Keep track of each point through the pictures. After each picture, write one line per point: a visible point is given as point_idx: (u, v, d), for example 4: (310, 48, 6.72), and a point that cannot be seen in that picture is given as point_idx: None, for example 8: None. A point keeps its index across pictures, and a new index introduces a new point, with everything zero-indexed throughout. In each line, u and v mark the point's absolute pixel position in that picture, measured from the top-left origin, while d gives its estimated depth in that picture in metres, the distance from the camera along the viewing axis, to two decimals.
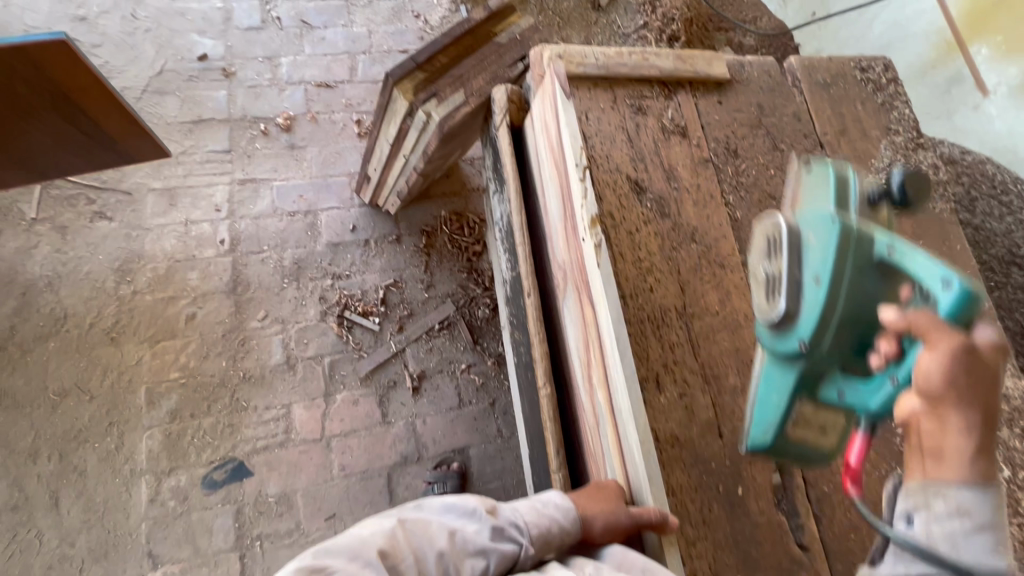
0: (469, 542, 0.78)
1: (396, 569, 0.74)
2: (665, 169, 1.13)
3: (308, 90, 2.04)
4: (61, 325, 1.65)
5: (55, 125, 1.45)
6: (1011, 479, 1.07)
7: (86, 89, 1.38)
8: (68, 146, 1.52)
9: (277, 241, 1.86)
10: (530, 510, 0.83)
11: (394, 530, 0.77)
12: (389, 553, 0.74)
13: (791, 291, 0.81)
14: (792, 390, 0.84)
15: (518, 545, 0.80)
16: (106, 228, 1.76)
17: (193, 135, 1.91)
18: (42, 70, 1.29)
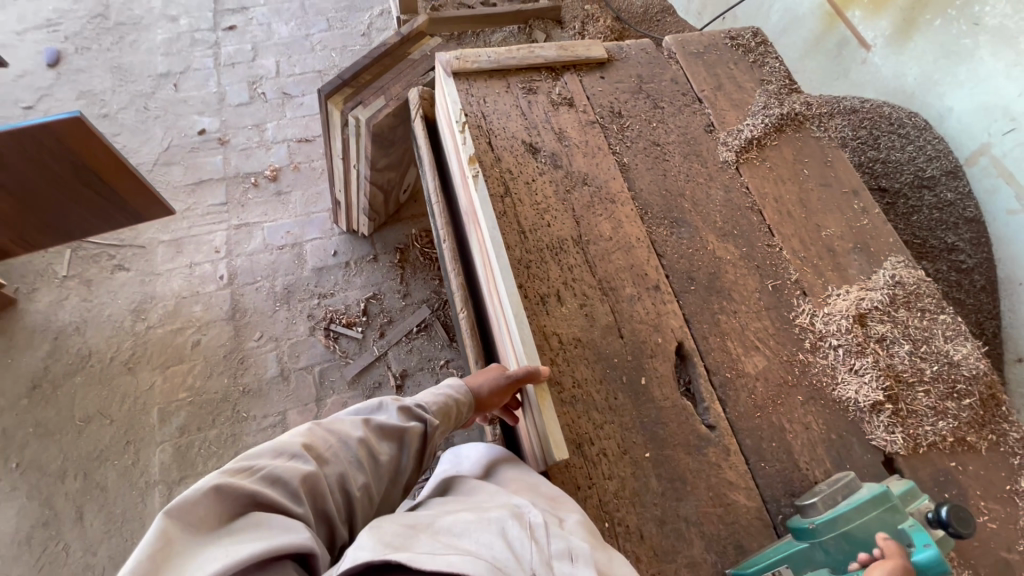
0: (384, 425, 0.92)
1: (322, 458, 0.82)
2: (557, 132, 1.33)
3: (290, 146, 2.38)
4: (86, 361, 1.90)
5: (77, 190, 1.75)
6: (910, 352, 1.13)
7: (100, 157, 1.67)
8: (88, 207, 1.83)
9: (268, 271, 2.12)
10: (429, 397, 1.03)
11: (311, 432, 0.85)
12: (312, 446, 0.82)
13: (822, 496, 0.93)
14: (785, 556, 0.89)
15: (425, 421, 0.97)
16: (124, 277, 2.05)
17: (196, 193, 2.24)
18: (62, 144, 1.59)
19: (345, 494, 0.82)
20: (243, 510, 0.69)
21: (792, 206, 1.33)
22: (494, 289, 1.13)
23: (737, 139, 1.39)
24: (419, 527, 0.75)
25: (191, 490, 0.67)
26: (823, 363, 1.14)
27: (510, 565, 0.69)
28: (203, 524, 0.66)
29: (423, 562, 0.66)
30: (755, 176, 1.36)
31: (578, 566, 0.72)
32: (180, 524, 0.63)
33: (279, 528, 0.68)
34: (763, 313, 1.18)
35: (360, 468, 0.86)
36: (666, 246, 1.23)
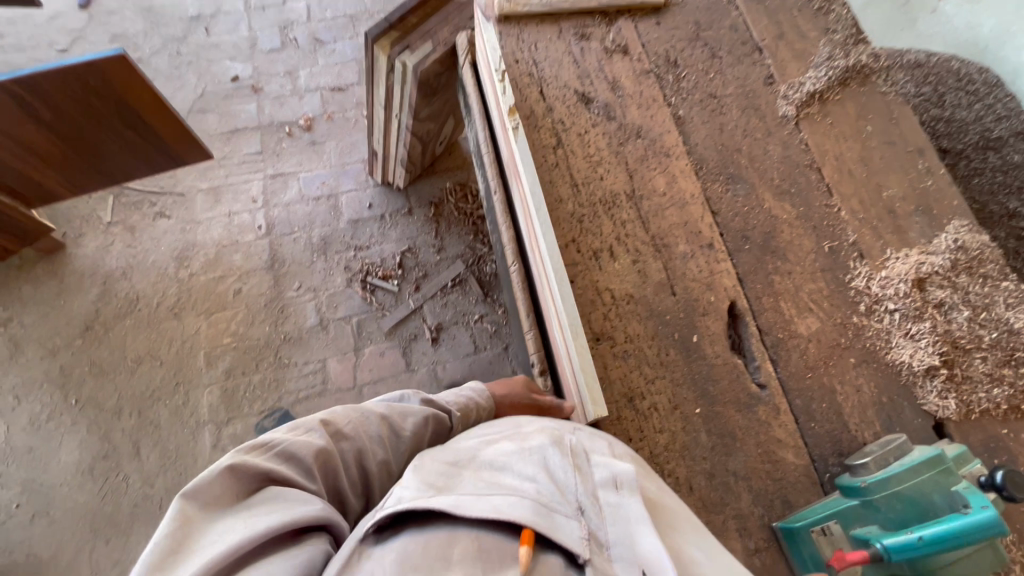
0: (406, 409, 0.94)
1: (341, 433, 0.86)
2: (610, 82, 1.28)
3: (323, 94, 2.34)
4: (134, 306, 1.96)
5: (122, 132, 1.76)
6: (969, 318, 1.09)
7: (142, 97, 1.67)
8: (131, 149, 1.84)
9: (305, 222, 2.13)
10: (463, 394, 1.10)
11: (331, 413, 0.88)
12: (331, 423, 0.86)
13: (873, 457, 0.94)
14: (835, 511, 0.91)
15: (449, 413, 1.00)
16: (166, 224, 2.08)
17: (231, 142, 2.23)
18: (108, 83, 1.58)
19: (359, 468, 0.85)
20: (258, 488, 0.73)
21: (853, 165, 1.27)
22: (535, 246, 1.12)
23: (798, 92, 1.32)
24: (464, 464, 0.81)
25: (206, 473, 0.70)
26: (878, 326, 1.12)
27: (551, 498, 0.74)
28: (219, 502, 0.70)
29: (468, 506, 0.71)
30: (815, 133, 1.30)
31: (621, 494, 0.76)
32: (198, 503, 0.68)
33: (294, 504, 0.72)
34: (819, 275, 1.16)
35: (379, 443, 0.89)
36: (721, 203, 1.20)
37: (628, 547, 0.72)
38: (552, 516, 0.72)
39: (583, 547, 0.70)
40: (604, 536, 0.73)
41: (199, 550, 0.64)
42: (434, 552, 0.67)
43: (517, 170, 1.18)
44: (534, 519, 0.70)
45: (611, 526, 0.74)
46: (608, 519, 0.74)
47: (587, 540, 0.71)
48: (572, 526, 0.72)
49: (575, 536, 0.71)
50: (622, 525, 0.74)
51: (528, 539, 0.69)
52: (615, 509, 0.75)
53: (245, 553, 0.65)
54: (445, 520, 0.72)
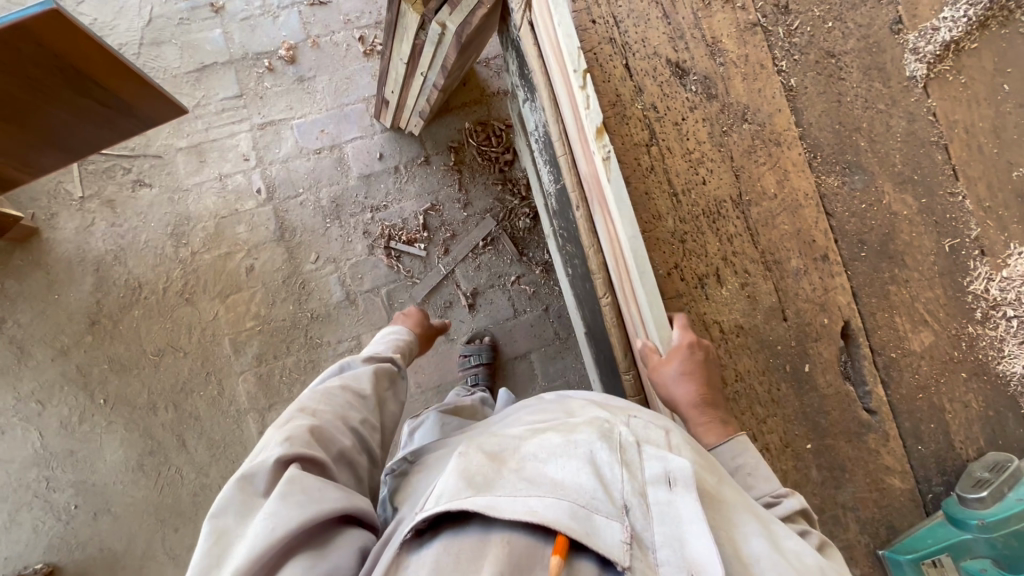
0: (357, 373, 0.99)
1: (315, 411, 0.84)
2: (709, 44, 1.02)
3: (302, 12, 1.92)
4: (139, 293, 1.78)
5: (76, 101, 1.41)
6: None
7: (93, 61, 1.30)
8: (88, 117, 1.50)
9: (310, 182, 1.87)
10: (382, 347, 1.18)
11: (298, 404, 0.87)
12: (305, 408, 0.85)
13: (990, 490, 0.93)
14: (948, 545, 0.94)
15: (392, 362, 1.09)
16: (149, 195, 1.81)
17: (202, 84, 1.86)
18: (46, 49, 1.21)
19: (351, 431, 0.84)
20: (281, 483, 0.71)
21: (984, 137, 1.09)
22: (628, 301, 0.94)
23: (932, 43, 1.08)
24: (500, 451, 0.68)
25: (224, 489, 0.69)
26: (992, 335, 1.05)
27: (599, 501, 0.62)
28: (251, 508, 0.68)
29: (503, 508, 0.60)
30: (945, 97, 1.09)
31: (677, 490, 0.65)
32: (229, 517, 0.67)
33: (310, 490, 0.68)
34: (937, 280, 1.05)
35: (353, 407, 0.89)
36: (836, 201, 1.03)
37: (678, 553, 0.61)
38: (593, 518, 0.60)
39: (623, 554, 0.59)
40: (652, 539, 0.62)
41: (231, 562, 0.62)
42: (460, 566, 0.57)
43: (602, 206, 0.92)
44: (574, 526, 0.59)
45: (660, 528, 0.63)
46: (658, 521, 0.63)
47: (630, 546, 0.60)
48: (615, 528, 0.61)
49: (617, 542, 0.60)
50: (674, 526, 0.63)
51: (561, 548, 0.58)
52: (668, 508, 0.64)
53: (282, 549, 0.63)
54: (474, 525, 0.61)
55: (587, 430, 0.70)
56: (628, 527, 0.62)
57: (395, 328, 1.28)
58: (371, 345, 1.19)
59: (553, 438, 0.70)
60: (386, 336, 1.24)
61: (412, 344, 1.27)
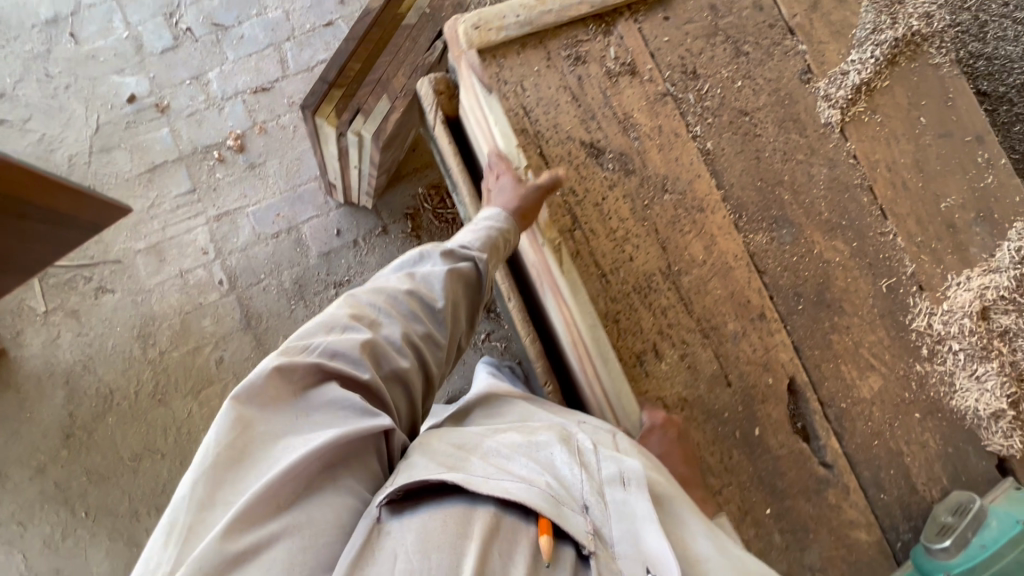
0: (425, 275, 0.92)
1: (371, 322, 0.85)
2: (621, 120, 1.04)
3: (246, 100, 1.95)
4: (111, 400, 1.78)
5: (10, 227, 1.41)
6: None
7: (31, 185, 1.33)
8: (36, 239, 1.52)
9: (271, 266, 1.89)
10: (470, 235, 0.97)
11: (353, 301, 0.87)
12: (360, 315, 0.85)
13: (955, 538, 0.92)
14: None
15: (472, 260, 0.95)
16: (112, 300, 1.82)
17: (155, 183, 1.89)
18: None
19: (410, 348, 0.87)
20: (310, 386, 0.77)
21: (907, 173, 1.10)
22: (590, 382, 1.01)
23: (842, 88, 1.10)
24: (469, 447, 0.78)
25: (258, 373, 0.73)
26: (940, 370, 1.04)
27: (561, 490, 0.72)
28: (274, 402, 0.74)
29: (480, 484, 0.68)
30: (864, 138, 1.10)
31: (631, 490, 0.73)
32: (253, 409, 0.71)
33: (346, 411, 0.76)
34: (878, 322, 1.05)
35: (415, 320, 0.89)
36: (766, 258, 1.04)
37: (632, 545, 0.68)
38: (560, 504, 0.70)
39: (588, 539, 0.68)
40: (609, 533, 0.70)
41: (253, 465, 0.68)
42: (448, 531, 0.64)
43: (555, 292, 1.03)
44: (546, 504, 0.68)
45: (616, 524, 0.71)
46: (613, 518, 0.71)
47: (592, 535, 0.69)
48: (578, 519, 0.70)
49: (582, 530, 0.69)
50: (628, 521, 0.70)
51: (546, 527, 0.67)
52: (622, 506, 0.72)
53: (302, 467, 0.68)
54: (459, 502, 0.68)
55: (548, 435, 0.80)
56: (588, 521, 0.70)
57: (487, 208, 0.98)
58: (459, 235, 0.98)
59: (515, 440, 0.80)
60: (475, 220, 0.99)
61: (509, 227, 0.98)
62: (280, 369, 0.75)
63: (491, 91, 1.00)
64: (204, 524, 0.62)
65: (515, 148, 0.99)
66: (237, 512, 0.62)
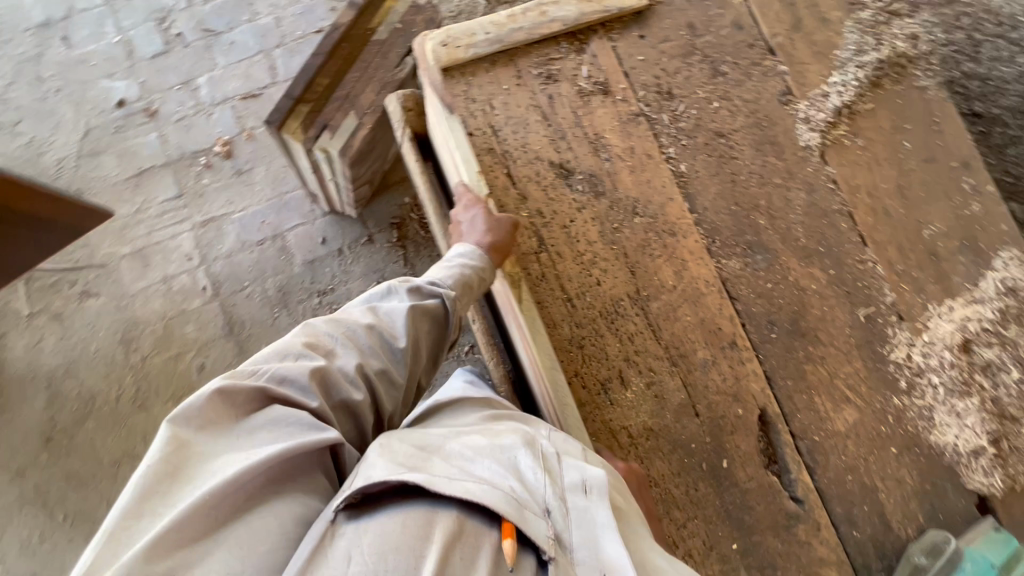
0: (390, 310, 0.89)
1: (328, 352, 0.81)
2: (592, 140, 1.02)
3: (235, 106, 1.95)
4: (92, 404, 1.78)
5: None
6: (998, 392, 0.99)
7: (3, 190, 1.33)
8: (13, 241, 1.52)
9: (255, 273, 1.88)
10: (445, 270, 0.96)
11: (310, 330, 0.83)
12: (315, 344, 0.81)
13: None
14: None
15: (440, 298, 0.93)
16: (96, 305, 1.82)
17: (142, 188, 1.89)
18: None
19: (366, 382, 0.82)
20: (252, 413, 0.71)
21: (889, 199, 1.07)
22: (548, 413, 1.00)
23: (823, 111, 1.07)
24: (430, 446, 0.73)
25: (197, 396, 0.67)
26: (920, 404, 1.00)
27: (524, 494, 0.68)
28: (212, 422, 0.67)
29: (442, 485, 0.64)
30: (844, 163, 1.07)
31: (593, 498, 0.72)
32: (192, 426, 0.66)
33: (294, 426, 0.72)
34: (855, 353, 1.01)
35: (373, 353, 0.85)
36: (739, 284, 1.01)
37: (591, 553, 0.67)
38: (523, 508, 0.67)
39: (549, 544, 0.66)
40: (569, 539, 0.68)
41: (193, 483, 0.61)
42: (409, 537, 0.60)
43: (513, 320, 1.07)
44: (510, 509, 0.65)
45: (576, 530, 0.69)
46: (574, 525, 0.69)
47: (553, 540, 0.66)
48: (540, 524, 0.67)
49: (543, 535, 0.66)
50: (588, 529, 0.69)
51: (509, 532, 0.64)
52: (584, 513, 0.71)
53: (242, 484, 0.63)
54: (421, 505, 0.64)
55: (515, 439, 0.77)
56: (550, 526, 0.68)
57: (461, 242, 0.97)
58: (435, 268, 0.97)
59: (482, 442, 0.76)
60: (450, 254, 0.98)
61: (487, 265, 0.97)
62: (222, 391, 0.69)
63: (452, 109, 0.99)
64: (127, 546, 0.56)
65: (478, 175, 0.98)
66: (164, 529, 0.57)
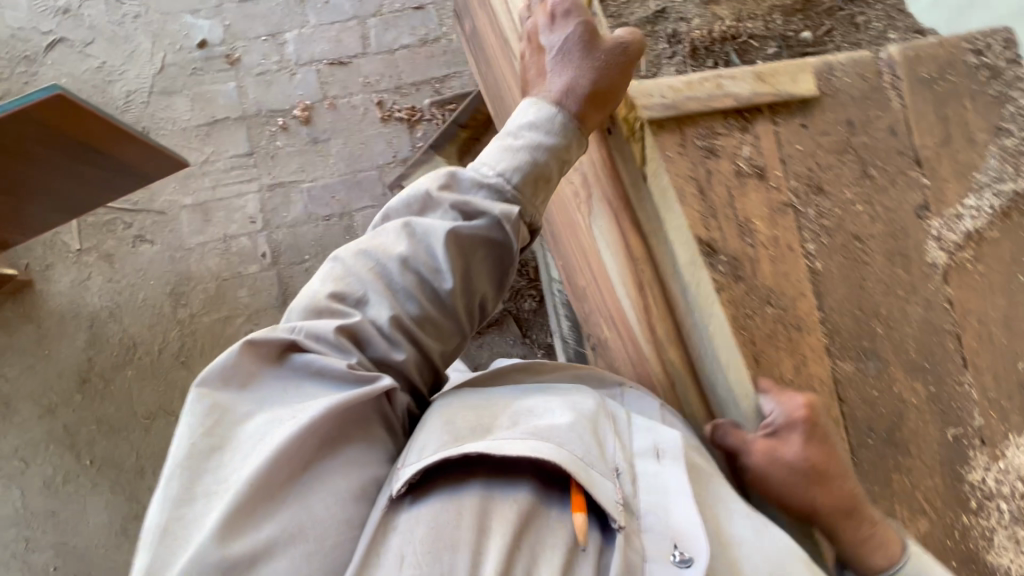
0: (425, 230, 0.84)
1: (359, 300, 0.80)
2: (740, 223, 1.02)
3: (320, 71, 1.87)
4: (133, 353, 1.74)
5: (51, 158, 1.35)
6: None
7: (97, 134, 1.31)
8: (97, 184, 1.51)
9: (317, 249, 1.83)
10: (501, 158, 0.89)
11: (341, 273, 0.82)
12: (344, 292, 0.80)
13: None
14: None
15: (489, 216, 0.86)
16: (150, 252, 1.77)
17: (212, 139, 1.81)
18: (52, 128, 1.24)
19: (402, 334, 0.80)
20: (284, 362, 0.73)
21: (997, 327, 1.10)
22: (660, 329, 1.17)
23: (954, 232, 1.10)
24: (492, 407, 0.74)
25: (223, 355, 0.69)
26: (984, 525, 1.07)
27: (590, 457, 0.67)
28: (247, 378, 0.70)
29: (504, 447, 0.64)
30: (962, 286, 1.10)
31: (663, 462, 0.73)
32: (225, 390, 0.68)
33: (335, 380, 0.71)
34: (937, 468, 1.07)
35: (409, 297, 0.82)
36: (849, 386, 1.06)
37: (659, 520, 0.66)
38: (589, 471, 0.66)
39: (619, 512, 0.63)
40: (638, 505, 0.67)
41: (229, 452, 0.63)
42: (467, 515, 0.59)
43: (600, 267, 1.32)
44: (574, 468, 0.64)
45: (646, 496, 0.68)
46: (642, 486, 0.70)
47: (621, 507, 0.64)
48: (609, 486, 0.66)
49: (611, 500, 0.64)
50: (655, 496, 0.68)
51: (579, 505, 0.63)
52: (653, 478, 0.71)
53: (289, 451, 0.62)
54: (478, 479, 0.63)
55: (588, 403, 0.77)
56: (618, 488, 0.67)
57: (535, 99, 0.92)
58: (494, 150, 0.91)
59: (552, 402, 0.76)
60: (511, 135, 0.91)
61: (568, 136, 0.91)
62: (249, 345, 0.71)
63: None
64: (182, 524, 0.58)
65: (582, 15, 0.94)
66: (218, 514, 0.57)
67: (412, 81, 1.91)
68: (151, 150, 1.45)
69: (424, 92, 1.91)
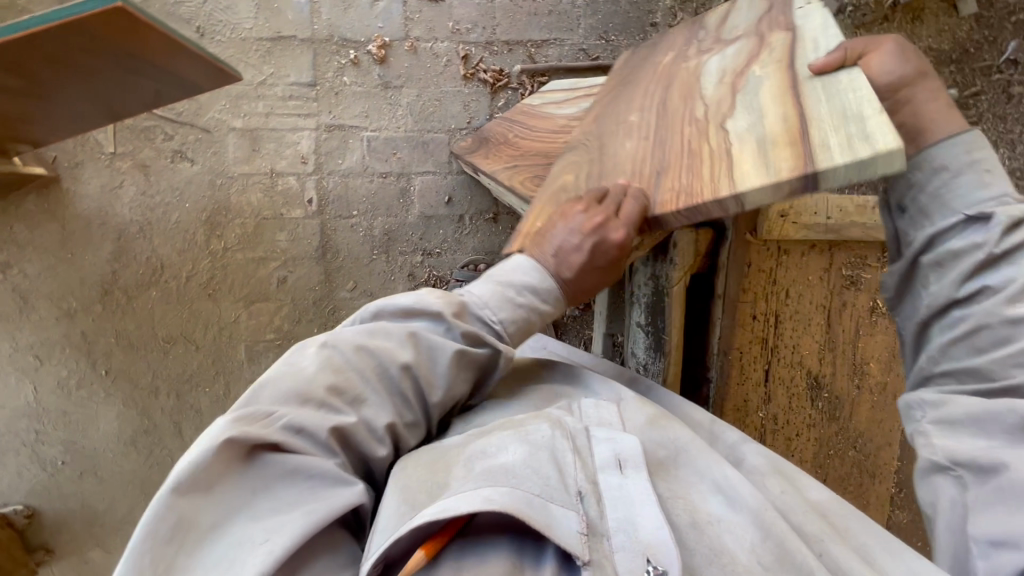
0: (432, 345, 0.70)
1: (354, 398, 0.65)
2: (853, 365, 1.14)
3: (408, 3, 1.62)
4: (159, 275, 1.66)
5: (104, 69, 1.15)
6: None
7: (150, 46, 1.09)
8: (138, 91, 1.29)
9: (367, 206, 1.70)
10: (505, 306, 0.75)
11: (331, 358, 0.65)
12: (338, 386, 0.64)
13: None
14: None
15: (494, 350, 0.74)
16: (188, 171, 1.62)
17: (273, 58, 1.61)
18: (100, 39, 1.02)
19: (392, 436, 0.67)
20: (258, 460, 0.58)
21: None
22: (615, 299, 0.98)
23: None
24: (447, 455, 0.65)
25: (193, 454, 0.55)
26: None
27: (552, 487, 0.60)
28: (215, 479, 0.56)
29: (455, 507, 0.56)
30: None
31: (628, 474, 0.65)
32: (195, 494, 0.54)
33: (314, 480, 0.59)
34: None
35: (404, 404, 0.69)
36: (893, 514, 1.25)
37: (628, 536, 0.59)
38: (548, 507, 0.58)
39: (582, 546, 0.57)
40: (605, 525, 0.60)
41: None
42: None
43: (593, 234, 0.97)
44: (532, 512, 0.56)
45: (612, 513, 0.61)
46: (608, 508, 0.62)
47: (585, 537, 0.58)
48: (570, 517, 0.59)
49: (573, 531, 0.58)
50: (622, 510, 0.62)
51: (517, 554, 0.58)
52: (617, 495, 0.63)
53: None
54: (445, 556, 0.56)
55: (541, 427, 0.66)
56: (581, 513, 0.60)
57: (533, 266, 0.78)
58: (491, 294, 0.75)
59: (501, 435, 0.66)
60: (515, 284, 0.77)
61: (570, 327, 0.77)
62: (228, 439, 0.56)
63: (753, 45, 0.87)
64: None
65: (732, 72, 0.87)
66: None
67: (506, 39, 1.67)
68: (205, 63, 1.21)
69: (517, 55, 1.67)
